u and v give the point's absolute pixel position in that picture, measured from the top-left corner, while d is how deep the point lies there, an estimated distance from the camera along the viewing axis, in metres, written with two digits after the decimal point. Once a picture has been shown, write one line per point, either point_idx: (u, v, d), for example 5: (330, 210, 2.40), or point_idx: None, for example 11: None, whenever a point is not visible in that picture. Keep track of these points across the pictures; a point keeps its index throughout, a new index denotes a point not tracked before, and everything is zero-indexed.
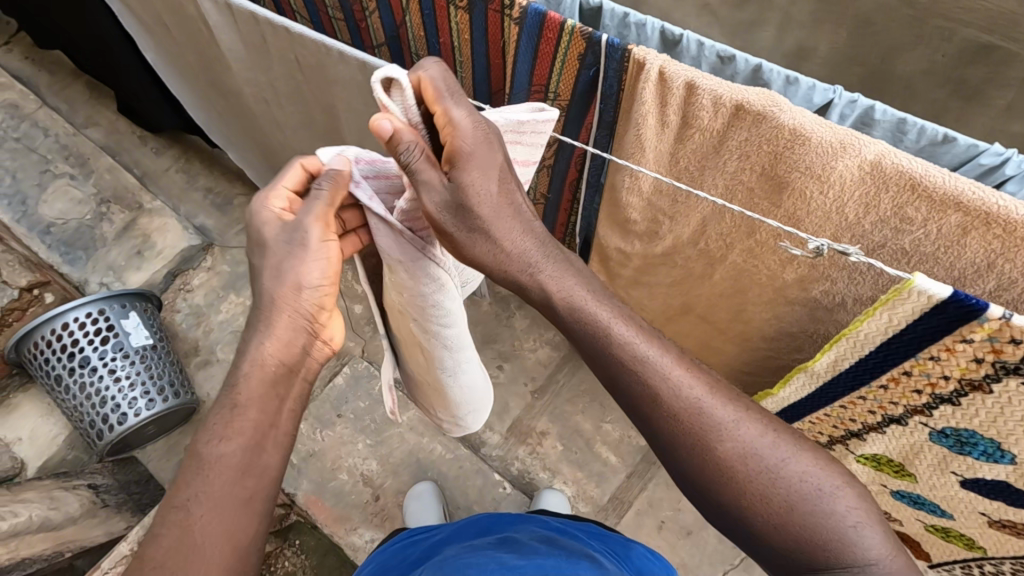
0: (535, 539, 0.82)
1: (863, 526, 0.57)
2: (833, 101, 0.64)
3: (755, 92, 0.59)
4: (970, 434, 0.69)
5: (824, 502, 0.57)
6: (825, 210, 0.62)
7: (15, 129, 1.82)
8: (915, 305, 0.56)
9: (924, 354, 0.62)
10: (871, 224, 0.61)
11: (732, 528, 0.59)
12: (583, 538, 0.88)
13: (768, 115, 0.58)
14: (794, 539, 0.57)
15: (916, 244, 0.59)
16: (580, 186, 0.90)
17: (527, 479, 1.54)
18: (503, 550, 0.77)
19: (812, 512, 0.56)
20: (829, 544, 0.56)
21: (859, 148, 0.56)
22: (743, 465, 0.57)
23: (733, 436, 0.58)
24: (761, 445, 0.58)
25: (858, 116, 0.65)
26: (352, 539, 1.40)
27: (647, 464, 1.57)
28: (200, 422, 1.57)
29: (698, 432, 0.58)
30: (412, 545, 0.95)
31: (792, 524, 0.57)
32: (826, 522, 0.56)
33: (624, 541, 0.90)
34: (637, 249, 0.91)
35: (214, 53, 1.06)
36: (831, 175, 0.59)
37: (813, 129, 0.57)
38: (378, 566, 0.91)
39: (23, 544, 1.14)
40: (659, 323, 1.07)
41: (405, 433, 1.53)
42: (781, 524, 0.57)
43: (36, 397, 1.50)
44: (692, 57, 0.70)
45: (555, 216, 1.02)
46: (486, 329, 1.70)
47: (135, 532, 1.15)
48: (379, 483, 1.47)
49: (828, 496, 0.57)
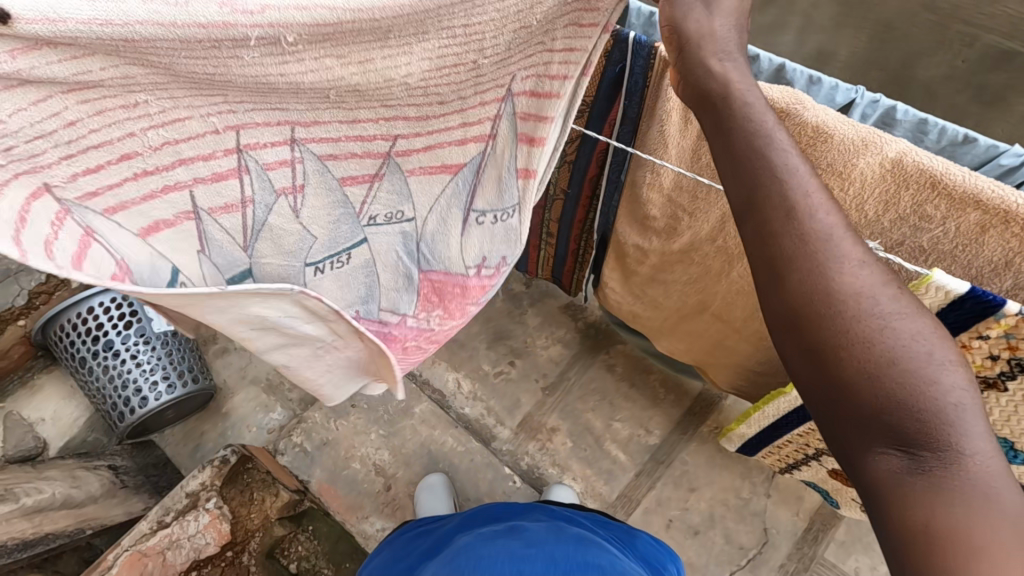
0: (542, 526, 0.83)
1: (968, 409, 0.44)
2: (854, 101, 0.68)
3: (779, 90, 0.61)
4: (985, 432, 0.70)
5: (931, 371, 0.44)
6: (844, 208, 0.63)
7: None
8: (932, 301, 0.57)
9: None
10: (890, 222, 0.61)
11: (805, 372, 0.48)
12: (584, 521, 0.89)
13: (791, 112, 0.60)
14: (884, 402, 0.44)
15: (934, 242, 0.60)
16: (601, 181, 0.91)
17: (537, 474, 1.56)
18: (512, 538, 0.79)
19: (919, 384, 0.44)
20: (926, 427, 0.43)
21: (881, 145, 0.58)
22: (849, 306, 0.46)
23: (846, 273, 0.47)
24: (883, 301, 0.47)
25: (880, 116, 0.68)
26: (363, 527, 1.42)
27: (656, 463, 1.58)
28: (216, 409, 1.59)
29: (817, 253, 0.48)
30: (422, 535, 0.94)
31: (890, 389, 0.44)
32: (928, 389, 0.44)
33: (626, 528, 0.92)
34: (655, 245, 0.93)
35: None
36: (852, 172, 0.60)
37: (836, 126, 0.59)
38: (386, 559, 0.91)
39: (45, 520, 1.16)
40: (672, 321, 1.08)
41: (418, 424, 1.55)
42: (874, 388, 0.45)
43: (58, 379, 1.53)
44: None
45: (574, 212, 1.03)
46: (499, 326, 1.72)
47: (155, 510, 1.17)
48: (391, 472, 1.49)
49: (940, 367, 0.44)
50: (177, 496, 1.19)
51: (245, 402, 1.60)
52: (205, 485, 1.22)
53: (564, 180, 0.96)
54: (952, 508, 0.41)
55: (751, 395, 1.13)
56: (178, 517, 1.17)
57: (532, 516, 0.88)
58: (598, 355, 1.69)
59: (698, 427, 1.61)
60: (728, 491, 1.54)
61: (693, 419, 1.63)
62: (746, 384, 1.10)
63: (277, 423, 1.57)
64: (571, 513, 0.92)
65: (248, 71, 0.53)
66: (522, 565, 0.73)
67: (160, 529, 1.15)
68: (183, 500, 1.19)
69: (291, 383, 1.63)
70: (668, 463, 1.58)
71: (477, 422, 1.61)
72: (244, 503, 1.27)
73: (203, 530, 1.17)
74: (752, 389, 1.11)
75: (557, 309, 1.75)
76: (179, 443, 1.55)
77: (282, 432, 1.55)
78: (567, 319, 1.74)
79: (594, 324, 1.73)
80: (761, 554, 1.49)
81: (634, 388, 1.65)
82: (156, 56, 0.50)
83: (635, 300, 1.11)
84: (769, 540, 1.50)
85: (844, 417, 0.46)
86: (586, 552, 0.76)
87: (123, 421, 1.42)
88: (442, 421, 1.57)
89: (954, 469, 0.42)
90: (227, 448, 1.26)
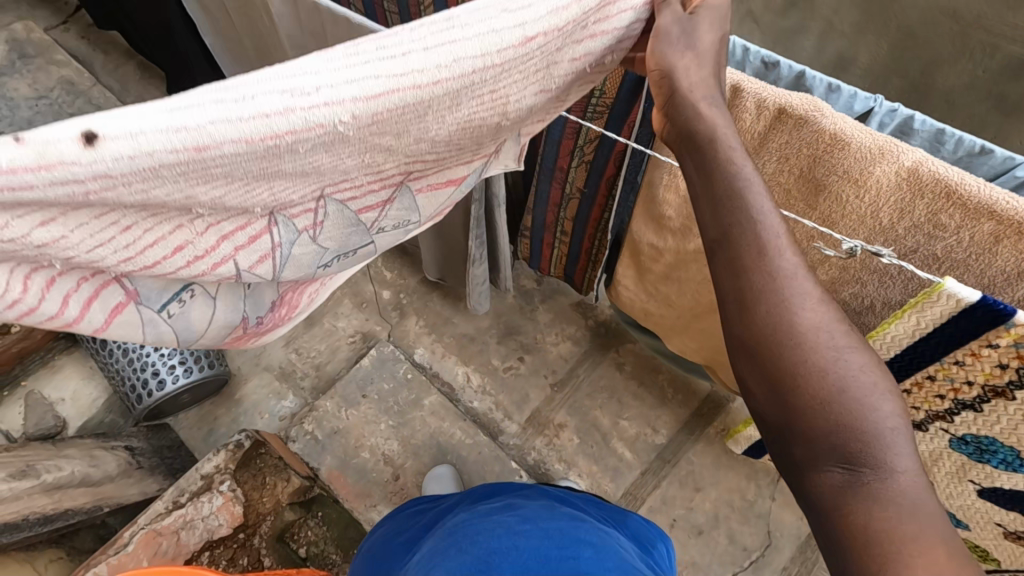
0: (537, 504, 0.83)
1: (902, 433, 0.46)
2: (873, 109, 0.67)
3: (798, 97, 0.62)
4: (993, 442, 0.70)
5: (871, 398, 0.47)
6: (859, 214, 0.64)
7: (69, 105, 1.89)
8: (943, 308, 0.58)
9: (950, 359, 0.64)
10: (904, 230, 0.62)
11: (762, 393, 0.50)
12: (580, 504, 0.89)
13: (810, 119, 0.61)
14: (830, 422, 0.47)
15: (948, 251, 0.60)
16: (618, 181, 0.93)
17: (543, 469, 1.58)
18: (508, 515, 0.78)
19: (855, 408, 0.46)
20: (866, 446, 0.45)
21: (897, 154, 0.60)
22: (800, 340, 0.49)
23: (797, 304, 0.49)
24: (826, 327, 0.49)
25: (898, 125, 0.67)
26: (371, 515, 1.44)
27: (662, 462, 1.59)
28: (231, 394, 1.63)
29: (769, 286, 0.50)
30: (421, 512, 0.96)
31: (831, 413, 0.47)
32: (868, 416, 0.46)
33: (619, 509, 0.92)
34: (670, 244, 0.94)
35: (271, 41, 1.12)
36: (868, 179, 0.61)
37: (853, 135, 0.60)
38: (389, 535, 0.93)
39: (64, 496, 1.19)
40: (684, 320, 1.09)
41: (427, 416, 1.58)
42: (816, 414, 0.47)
43: (79, 360, 1.57)
44: (737, 62, 0.73)
45: (589, 210, 1.05)
46: (509, 322, 1.73)
47: (170, 491, 1.20)
48: (400, 463, 1.52)
49: (877, 394, 0.47)
50: (191, 477, 1.23)
51: (259, 389, 1.64)
52: (219, 467, 1.25)
53: (581, 179, 0.97)
54: (887, 515, 0.43)
55: None
56: (192, 498, 1.20)
57: (532, 496, 0.87)
58: (607, 353, 1.71)
59: (704, 428, 1.62)
60: (732, 492, 1.55)
61: (700, 420, 1.64)
62: None
63: (289, 410, 1.62)
64: (571, 496, 0.93)
65: (296, 165, 0.55)
66: (516, 538, 0.72)
67: (174, 510, 1.18)
68: (198, 481, 1.22)
69: (303, 371, 1.67)
70: (673, 462, 1.59)
71: (485, 415, 1.63)
72: (256, 487, 1.28)
73: (216, 512, 1.20)
74: None
75: (567, 306, 1.76)
76: (195, 427, 1.59)
77: (295, 420, 1.58)
78: (577, 316, 1.75)
79: (604, 323, 1.75)
80: (763, 556, 1.50)
81: (642, 388, 1.67)
82: (216, 162, 0.49)
83: (647, 298, 1.12)
84: (772, 543, 1.51)
85: (794, 434, 0.48)
86: (579, 528, 0.75)
87: (141, 404, 1.45)
88: (452, 413, 1.58)
89: (889, 481, 0.44)
90: (242, 432, 1.29)
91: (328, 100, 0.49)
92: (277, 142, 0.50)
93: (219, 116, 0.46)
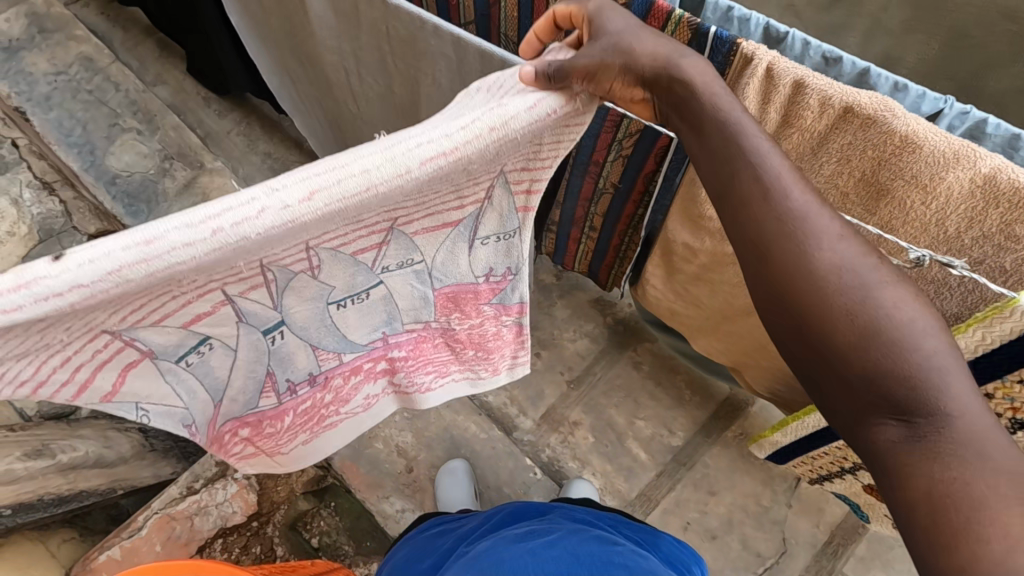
0: (564, 528, 0.81)
1: (953, 371, 0.44)
2: (943, 111, 0.63)
3: (867, 95, 0.58)
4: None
5: (913, 340, 0.45)
6: (922, 222, 0.61)
7: (88, 81, 1.86)
8: (1014, 324, 0.55)
9: (1014, 377, 0.61)
10: (971, 240, 0.59)
11: (799, 350, 0.50)
12: (610, 527, 0.87)
13: (879, 119, 0.58)
14: (865, 371, 0.45)
15: (1018, 264, 0.58)
16: (657, 178, 0.89)
17: (556, 467, 1.55)
18: (535, 543, 0.76)
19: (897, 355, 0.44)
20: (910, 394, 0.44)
21: (975, 159, 0.55)
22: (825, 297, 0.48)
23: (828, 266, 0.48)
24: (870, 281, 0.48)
25: (969, 129, 0.62)
26: (383, 507, 1.43)
27: (678, 464, 1.56)
28: None
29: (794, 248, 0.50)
30: (441, 536, 0.95)
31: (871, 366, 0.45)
32: (908, 359, 0.44)
33: (651, 530, 0.90)
34: (707, 245, 0.91)
35: (300, 20, 1.09)
36: (938, 186, 0.57)
37: (926, 137, 0.56)
38: (410, 559, 0.91)
39: (80, 478, 1.17)
40: (714, 322, 1.06)
41: (442, 409, 1.56)
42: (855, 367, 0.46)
43: None
44: (795, 57, 0.69)
45: (622, 207, 1.01)
46: None
47: (185, 476, 1.17)
48: (413, 455, 1.50)
49: (916, 328, 0.45)
50: (206, 462, 1.20)
51: None
52: None
53: (616, 174, 0.94)
54: (951, 469, 0.40)
55: (788, 403, 1.12)
56: (207, 484, 1.18)
57: (559, 521, 0.85)
58: (625, 352, 1.68)
59: (722, 431, 1.59)
60: (748, 497, 1.53)
61: (717, 423, 1.61)
62: (785, 391, 1.08)
63: None
64: (596, 517, 0.91)
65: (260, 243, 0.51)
66: (544, 563, 0.70)
67: (189, 495, 1.16)
68: (213, 467, 1.19)
69: None
70: (689, 465, 1.56)
71: (499, 411, 1.61)
72: (271, 476, 1.26)
73: (230, 500, 1.19)
74: (791, 397, 1.08)
75: (586, 302, 1.73)
76: None
77: None
78: (595, 313, 1.72)
79: (623, 321, 1.72)
80: (778, 563, 1.47)
81: (659, 388, 1.64)
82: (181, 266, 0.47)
83: (676, 298, 1.09)
84: (787, 550, 1.48)
85: (837, 390, 0.47)
86: (610, 552, 0.73)
87: None
88: (466, 407, 1.57)
89: (947, 429, 0.42)
90: None
91: (273, 193, 0.47)
92: (222, 228, 0.45)
93: (171, 223, 0.44)
